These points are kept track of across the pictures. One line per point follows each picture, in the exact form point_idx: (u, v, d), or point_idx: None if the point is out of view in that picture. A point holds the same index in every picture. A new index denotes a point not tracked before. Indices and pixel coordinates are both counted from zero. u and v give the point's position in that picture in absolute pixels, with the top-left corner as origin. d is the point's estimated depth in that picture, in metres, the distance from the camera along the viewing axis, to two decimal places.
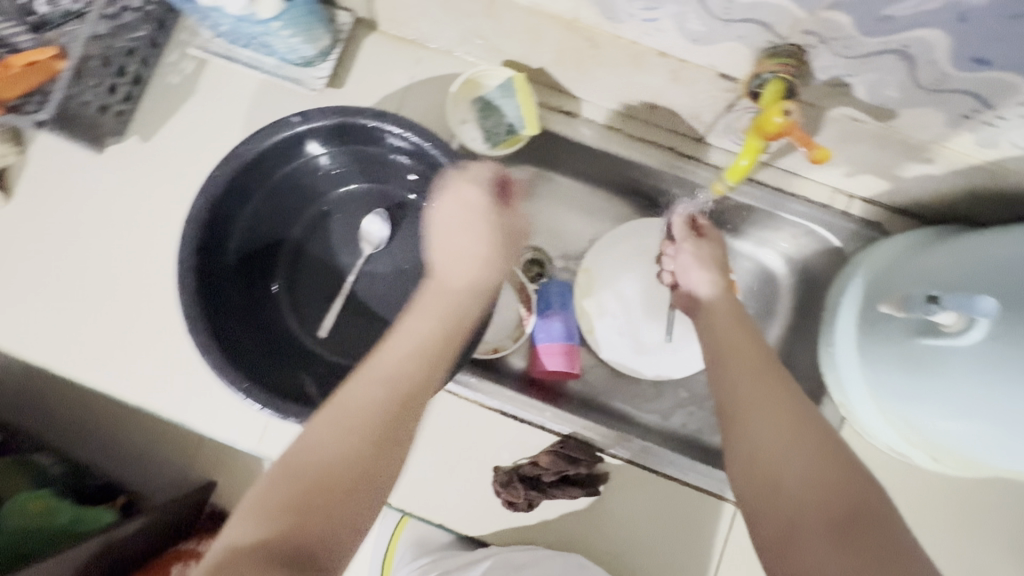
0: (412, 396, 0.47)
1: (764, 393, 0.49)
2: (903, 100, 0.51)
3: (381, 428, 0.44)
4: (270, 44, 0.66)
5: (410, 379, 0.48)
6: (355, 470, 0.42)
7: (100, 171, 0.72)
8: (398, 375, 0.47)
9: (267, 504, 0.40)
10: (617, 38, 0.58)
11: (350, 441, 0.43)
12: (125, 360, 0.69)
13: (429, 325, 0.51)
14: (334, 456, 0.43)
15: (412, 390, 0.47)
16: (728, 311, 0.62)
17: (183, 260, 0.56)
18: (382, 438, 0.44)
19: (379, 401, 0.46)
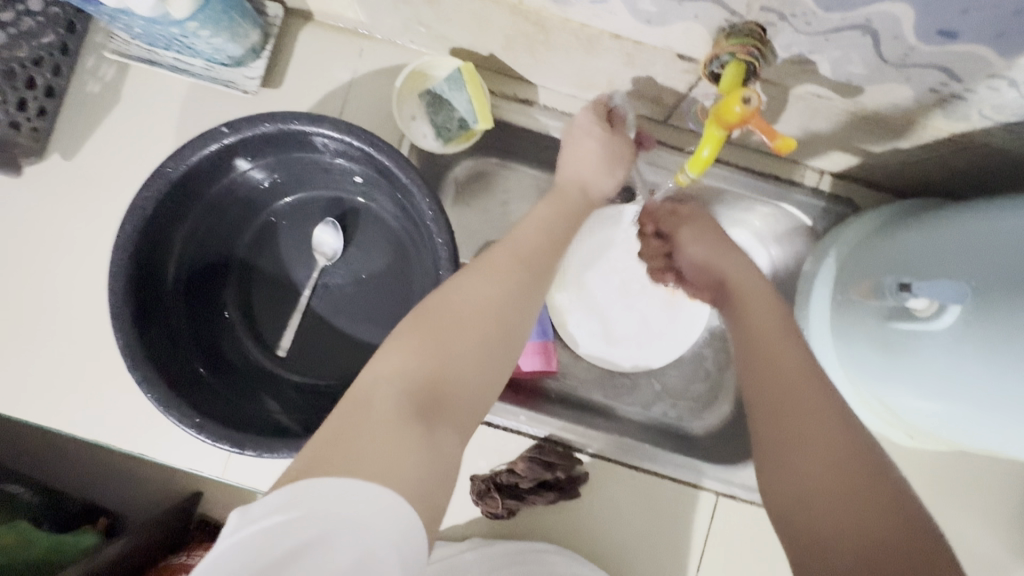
0: (455, 343, 0.40)
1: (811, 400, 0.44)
2: (870, 76, 0.48)
3: (424, 373, 0.39)
4: (192, 45, 0.60)
5: (465, 323, 0.42)
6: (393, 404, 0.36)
7: (20, 194, 0.66)
8: (450, 321, 0.41)
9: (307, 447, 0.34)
10: (566, 21, 0.54)
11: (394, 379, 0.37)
12: (70, 396, 0.65)
13: (490, 270, 0.46)
14: (382, 398, 0.36)
15: (462, 332, 0.41)
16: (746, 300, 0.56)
17: (113, 293, 0.52)
18: (422, 385, 0.38)
19: (422, 348, 0.40)
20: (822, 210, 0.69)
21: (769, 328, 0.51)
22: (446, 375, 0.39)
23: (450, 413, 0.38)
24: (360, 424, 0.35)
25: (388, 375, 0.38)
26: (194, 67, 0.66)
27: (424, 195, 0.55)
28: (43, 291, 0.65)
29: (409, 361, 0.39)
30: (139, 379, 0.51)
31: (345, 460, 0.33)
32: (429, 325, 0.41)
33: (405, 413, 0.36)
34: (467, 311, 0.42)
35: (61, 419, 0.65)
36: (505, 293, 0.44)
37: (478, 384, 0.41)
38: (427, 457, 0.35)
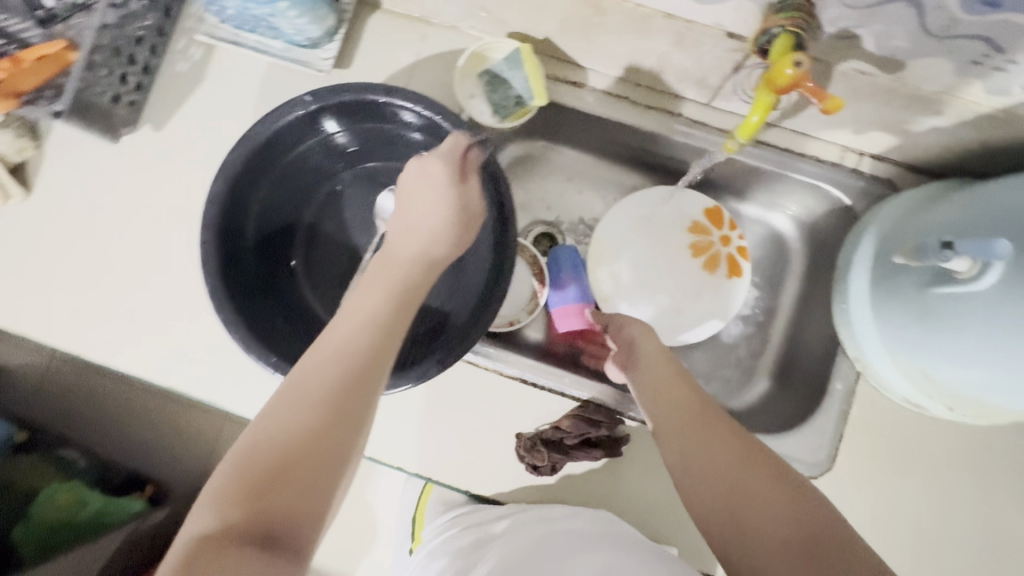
0: (301, 442, 0.42)
1: (703, 425, 0.50)
2: (913, 49, 0.51)
3: (231, 484, 0.40)
4: (276, 26, 0.66)
5: (280, 426, 0.43)
6: (274, 454, 0.41)
7: (116, 161, 0.73)
8: (290, 420, 0.43)
9: (219, 496, 0.40)
10: (622, 2, 0.58)
11: (275, 421, 0.43)
12: (151, 345, 0.71)
13: (361, 325, 0.48)
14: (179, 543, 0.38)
15: (279, 434, 0.42)
16: (663, 357, 0.58)
17: (204, 241, 0.57)
18: (259, 515, 0.39)
19: (252, 447, 0.42)
20: (862, 190, 0.71)
21: (677, 393, 0.54)
22: (281, 495, 0.40)
23: (282, 497, 0.40)
24: (240, 482, 0.40)
25: (210, 497, 0.40)
26: (273, 48, 0.72)
27: (488, 161, 0.59)
28: (132, 249, 0.72)
29: (251, 474, 0.41)
30: (225, 320, 0.57)
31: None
32: (283, 415, 0.43)
33: (223, 543, 0.37)
34: (302, 397, 0.44)
35: (144, 366, 0.70)
36: (341, 374, 0.45)
37: (331, 481, 0.42)
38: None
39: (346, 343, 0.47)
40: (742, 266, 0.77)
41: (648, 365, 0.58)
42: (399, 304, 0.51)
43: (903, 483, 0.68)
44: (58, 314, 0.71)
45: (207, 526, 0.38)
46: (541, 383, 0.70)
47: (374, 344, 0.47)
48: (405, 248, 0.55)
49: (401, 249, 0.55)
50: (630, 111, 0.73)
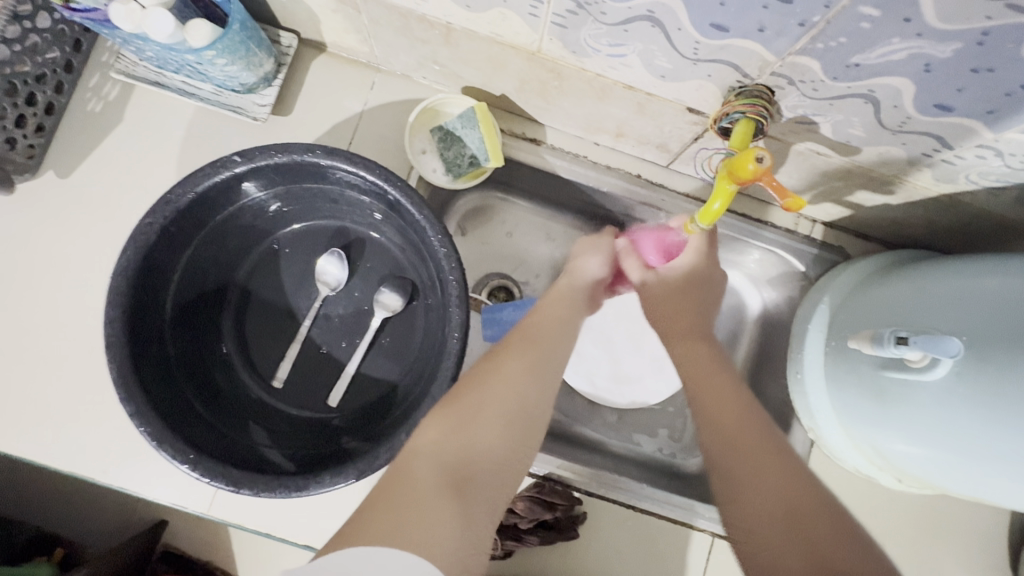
0: (504, 417, 0.44)
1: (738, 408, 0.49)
2: (868, 138, 0.51)
3: (460, 447, 0.42)
4: (204, 71, 0.60)
5: (486, 400, 0.45)
6: (506, 388, 0.46)
7: (10, 211, 0.64)
8: (481, 383, 0.46)
9: (448, 422, 0.43)
10: (582, 70, 0.55)
11: (512, 368, 0.47)
12: (48, 423, 0.62)
13: (557, 325, 0.54)
14: (417, 480, 0.39)
15: (490, 408, 0.44)
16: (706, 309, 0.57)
17: (108, 320, 0.50)
18: (461, 466, 0.41)
19: (470, 407, 0.44)
20: (814, 257, 0.72)
21: (711, 388, 0.50)
22: (477, 446, 0.42)
23: (495, 435, 0.43)
24: (445, 417, 0.43)
25: (426, 447, 0.42)
26: (202, 91, 0.65)
27: (437, 233, 0.55)
28: (25, 313, 0.63)
29: (451, 419, 0.43)
30: (131, 412, 0.49)
31: (372, 528, 0.36)
32: (481, 391, 0.45)
33: (439, 493, 0.38)
34: (512, 380, 0.46)
35: (35, 445, 0.61)
36: (536, 363, 0.48)
37: (512, 450, 0.44)
38: (465, 531, 0.37)
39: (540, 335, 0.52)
40: None
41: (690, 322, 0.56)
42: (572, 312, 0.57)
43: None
44: None
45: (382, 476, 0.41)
46: None
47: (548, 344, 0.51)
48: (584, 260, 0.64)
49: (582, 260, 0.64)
50: (589, 170, 0.71)
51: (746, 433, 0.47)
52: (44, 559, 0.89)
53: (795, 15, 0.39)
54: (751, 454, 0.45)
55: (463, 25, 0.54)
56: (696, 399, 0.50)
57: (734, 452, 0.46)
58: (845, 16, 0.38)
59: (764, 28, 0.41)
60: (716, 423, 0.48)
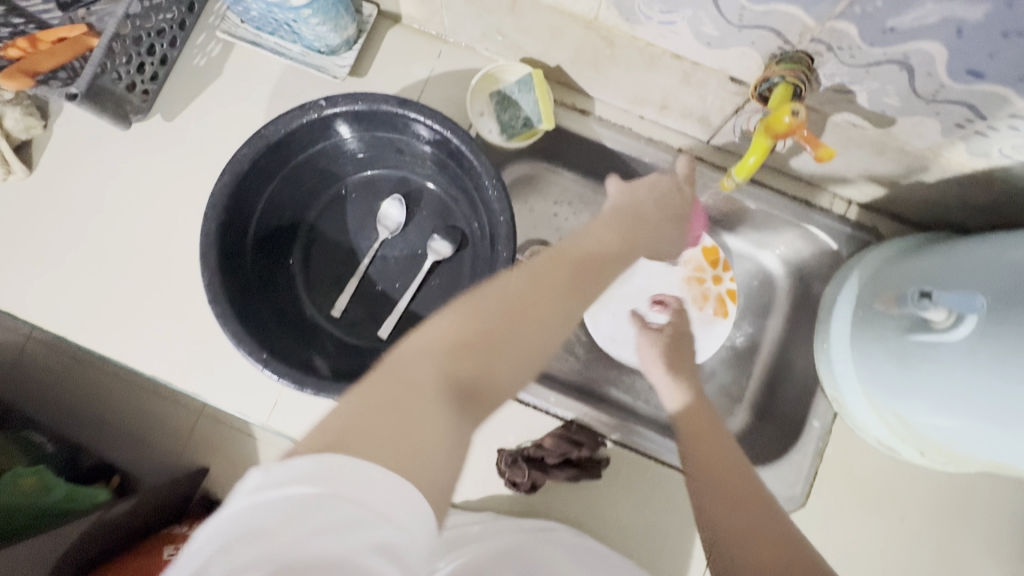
0: (500, 346, 0.42)
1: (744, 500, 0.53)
2: (903, 108, 0.54)
3: (461, 367, 0.40)
4: (298, 31, 0.68)
5: (493, 317, 0.43)
6: (525, 306, 0.44)
7: (123, 146, 0.73)
8: (493, 300, 0.44)
9: (455, 334, 0.41)
10: (634, 39, 0.61)
11: (544, 288, 0.46)
12: (140, 332, 0.70)
13: (592, 251, 0.52)
14: (413, 385, 0.37)
15: (490, 332, 0.42)
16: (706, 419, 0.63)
17: (205, 234, 0.58)
18: (463, 379, 0.39)
19: (455, 325, 0.42)
20: (846, 237, 0.74)
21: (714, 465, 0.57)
22: (485, 373, 0.41)
23: (495, 361, 0.41)
24: (459, 331, 0.41)
25: (423, 357, 0.39)
26: (292, 51, 0.74)
27: (491, 179, 0.61)
28: (128, 235, 0.72)
29: (463, 334, 0.41)
30: (219, 313, 0.57)
31: (357, 434, 0.33)
32: (467, 318, 0.43)
33: (432, 394, 0.37)
34: (528, 294, 0.45)
35: (127, 350, 0.70)
36: (572, 288, 0.48)
37: (514, 375, 0.42)
38: (454, 441, 0.36)
39: (566, 265, 0.49)
40: (730, 307, 0.81)
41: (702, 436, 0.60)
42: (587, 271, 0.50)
43: (862, 516, 0.70)
44: (53, 293, 0.71)
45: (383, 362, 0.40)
46: (526, 399, 0.71)
47: (598, 266, 0.51)
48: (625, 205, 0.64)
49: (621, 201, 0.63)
50: (633, 141, 0.76)
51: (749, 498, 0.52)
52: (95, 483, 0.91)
53: None
54: (746, 524, 0.50)
55: None
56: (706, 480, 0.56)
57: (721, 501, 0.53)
58: None
59: None
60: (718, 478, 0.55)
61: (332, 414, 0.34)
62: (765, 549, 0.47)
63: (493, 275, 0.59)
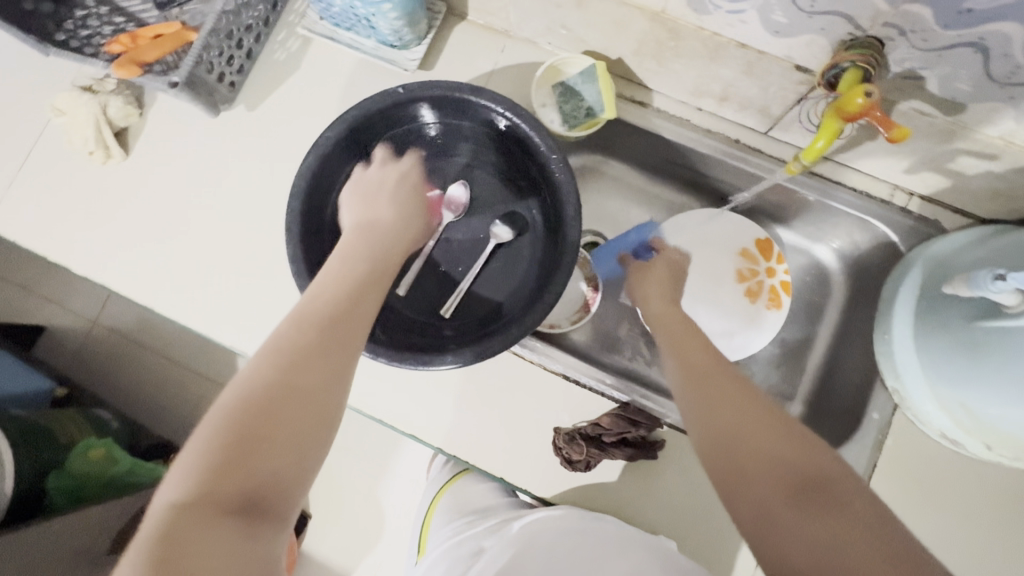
0: (271, 433, 0.42)
1: (766, 429, 0.44)
2: (974, 93, 0.54)
3: (235, 468, 0.40)
4: (375, 25, 0.73)
5: (273, 392, 0.43)
6: (311, 375, 0.45)
7: (210, 134, 0.79)
8: (252, 387, 0.43)
9: (228, 425, 0.41)
10: (699, 30, 0.63)
11: (309, 334, 0.47)
12: (221, 305, 0.75)
13: (323, 303, 0.51)
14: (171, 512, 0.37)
15: (278, 421, 0.42)
16: (702, 343, 0.56)
17: (290, 211, 0.63)
18: (240, 490, 0.39)
19: (241, 412, 0.42)
20: (909, 228, 0.74)
21: (723, 389, 0.49)
22: (269, 474, 0.41)
23: (288, 436, 0.42)
24: (227, 412, 0.42)
25: (183, 471, 0.39)
26: (366, 46, 0.78)
27: (558, 161, 0.63)
28: (212, 216, 0.77)
29: (248, 414, 0.42)
30: (302, 283, 0.61)
31: (174, 572, 0.34)
32: (233, 414, 0.42)
33: (215, 516, 0.37)
34: (307, 355, 0.46)
35: (209, 322, 0.75)
36: (331, 349, 0.47)
37: (297, 462, 0.43)
38: (243, 545, 0.37)
39: (331, 329, 0.48)
40: (784, 299, 0.81)
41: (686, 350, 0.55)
42: (345, 305, 0.51)
43: (922, 511, 0.69)
44: (143, 269, 0.76)
45: (185, 496, 0.38)
46: (581, 380, 0.73)
47: (347, 331, 0.49)
48: (386, 204, 0.64)
49: (383, 214, 0.63)
50: (690, 132, 0.78)
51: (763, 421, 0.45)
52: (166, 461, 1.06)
53: None
54: (762, 463, 0.42)
55: None
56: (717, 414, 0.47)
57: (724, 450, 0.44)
58: None
59: None
60: (714, 417, 0.47)
61: (170, 499, 0.38)
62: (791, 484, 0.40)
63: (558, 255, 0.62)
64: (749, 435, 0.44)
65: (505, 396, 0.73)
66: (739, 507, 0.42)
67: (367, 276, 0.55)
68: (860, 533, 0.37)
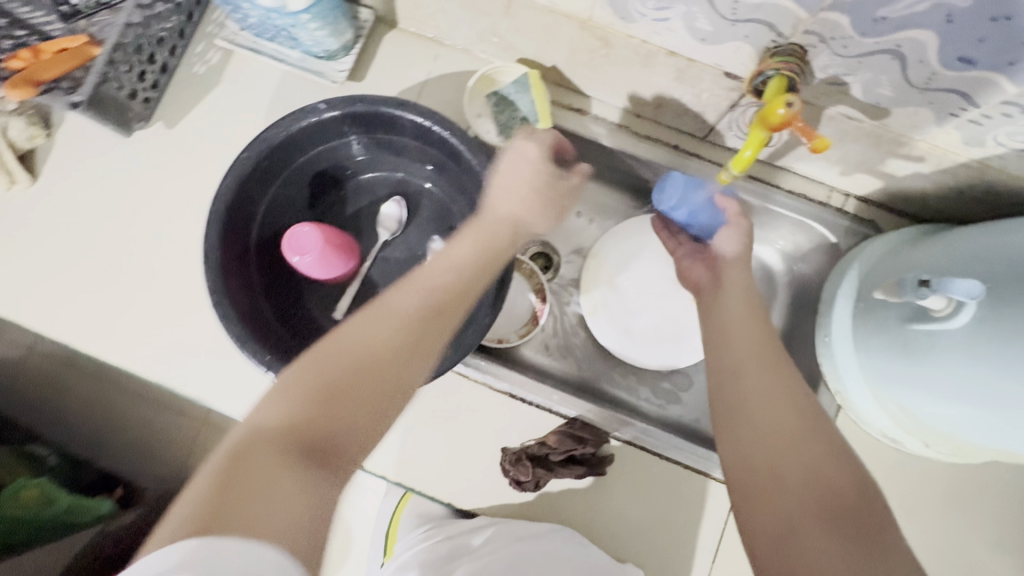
0: (354, 394, 0.41)
1: (784, 438, 0.46)
2: (896, 98, 0.54)
3: (308, 420, 0.40)
4: (296, 37, 0.69)
5: (369, 368, 0.42)
6: (413, 333, 0.45)
7: (126, 154, 0.74)
8: (342, 352, 0.43)
9: (305, 378, 0.42)
10: (628, 37, 0.61)
11: (396, 324, 0.45)
12: (144, 336, 0.71)
13: (437, 277, 0.50)
14: (259, 455, 0.37)
15: (355, 380, 0.42)
16: (741, 280, 0.61)
17: (207, 238, 0.58)
18: (307, 436, 0.39)
19: (341, 370, 0.42)
20: (846, 229, 0.74)
21: (763, 378, 0.50)
22: (337, 434, 0.40)
23: (348, 409, 0.41)
24: (347, 358, 0.43)
25: (272, 414, 0.40)
26: (291, 57, 0.74)
27: (490, 176, 0.61)
28: (131, 242, 0.72)
29: (326, 371, 0.42)
30: (222, 316, 0.57)
31: (226, 519, 0.33)
32: (337, 365, 0.42)
33: (285, 460, 0.37)
34: (406, 328, 0.45)
35: (131, 356, 0.70)
36: (421, 322, 0.46)
37: (366, 424, 0.42)
38: (305, 496, 0.37)
39: (426, 292, 0.48)
40: None
41: (723, 293, 0.61)
42: (453, 288, 0.49)
43: None
44: (57, 302, 0.71)
45: (275, 422, 0.39)
46: (529, 399, 0.71)
47: (451, 302, 0.48)
48: (505, 207, 0.56)
49: (504, 208, 0.56)
50: (630, 139, 0.76)
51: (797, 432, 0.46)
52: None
53: None
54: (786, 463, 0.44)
55: None
56: (752, 408, 0.48)
57: (755, 442, 0.46)
58: None
59: None
60: (746, 410, 0.48)
61: (258, 421, 0.39)
62: (809, 496, 0.42)
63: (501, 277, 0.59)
64: (779, 429, 0.46)
65: (449, 418, 0.70)
66: (755, 515, 0.43)
67: (475, 257, 0.52)
68: (882, 555, 0.39)
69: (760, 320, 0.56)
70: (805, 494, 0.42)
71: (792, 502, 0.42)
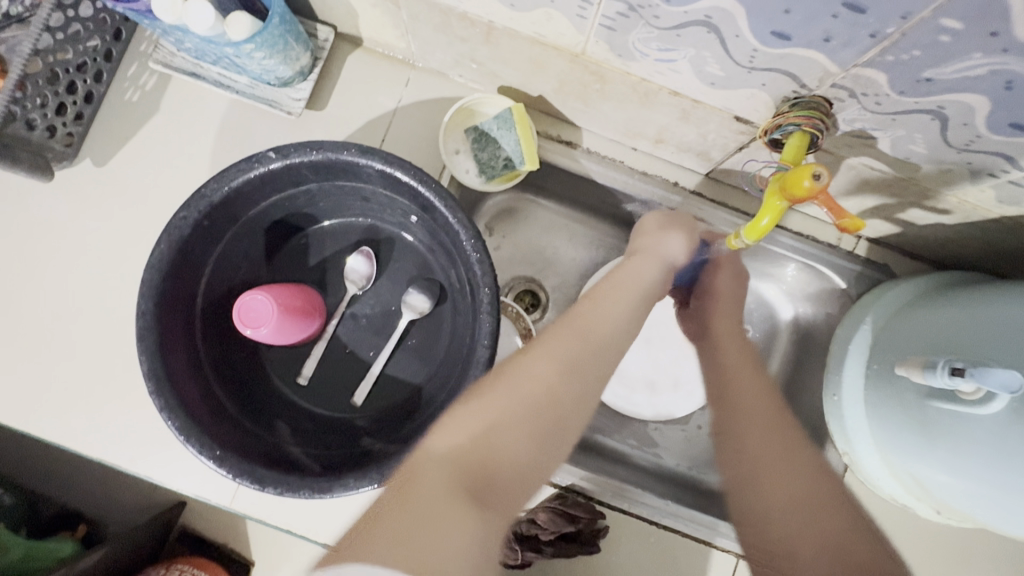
0: (518, 423, 0.41)
1: (777, 431, 0.50)
2: (930, 155, 0.48)
3: (484, 450, 0.39)
4: (242, 65, 0.59)
5: (507, 403, 0.42)
6: (551, 388, 0.43)
7: (50, 198, 0.64)
8: (514, 391, 0.42)
9: (473, 429, 0.40)
10: (626, 75, 0.53)
11: (554, 368, 0.44)
12: (78, 410, 0.62)
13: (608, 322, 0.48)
14: (430, 480, 0.37)
15: (521, 404, 0.41)
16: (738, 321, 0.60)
17: (140, 315, 0.50)
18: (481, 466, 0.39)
19: (498, 418, 0.41)
20: (857, 274, 0.70)
21: (760, 415, 0.52)
22: (506, 454, 0.40)
23: (504, 446, 0.40)
24: (477, 407, 0.42)
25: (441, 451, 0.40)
26: (238, 83, 0.65)
27: (470, 237, 0.52)
28: (60, 300, 0.63)
29: (505, 412, 0.41)
30: (161, 406, 0.50)
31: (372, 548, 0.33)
32: (498, 402, 0.42)
33: (450, 499, 0.36)
34: (539, 380, 0.43)
35: (65, 432, 0.62)
36: (580, 357, 0.45)
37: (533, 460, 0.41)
38: (480, 537, 0.35)
39: (581, 336, 0.46)
40: None
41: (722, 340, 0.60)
42: (581, 355, 0.45)
43: None
44: None
45: (454, 447, 0.40)
46: None
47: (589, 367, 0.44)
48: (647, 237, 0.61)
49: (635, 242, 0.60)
50: (625, 176, 0.69)
51: (768, 480, 0.47)
52: (68, 533, 0.84)
53: (866, 25, 0.36)
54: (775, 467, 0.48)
55: (506, 24, 0.53)
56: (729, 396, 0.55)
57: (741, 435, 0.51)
58: (923, 28, 0.35)
59: (831, 38, 0.39)
60: (733, 402, 0.54)
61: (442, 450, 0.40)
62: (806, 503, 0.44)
63: (478, 325, 0.52)
64: (780, 475, 0.47)
65: None
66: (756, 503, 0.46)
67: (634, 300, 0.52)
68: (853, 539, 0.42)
69: (756, 368, 0.57)
70: (811, 516, 0.43)
71: (808, 527, 0.43)
